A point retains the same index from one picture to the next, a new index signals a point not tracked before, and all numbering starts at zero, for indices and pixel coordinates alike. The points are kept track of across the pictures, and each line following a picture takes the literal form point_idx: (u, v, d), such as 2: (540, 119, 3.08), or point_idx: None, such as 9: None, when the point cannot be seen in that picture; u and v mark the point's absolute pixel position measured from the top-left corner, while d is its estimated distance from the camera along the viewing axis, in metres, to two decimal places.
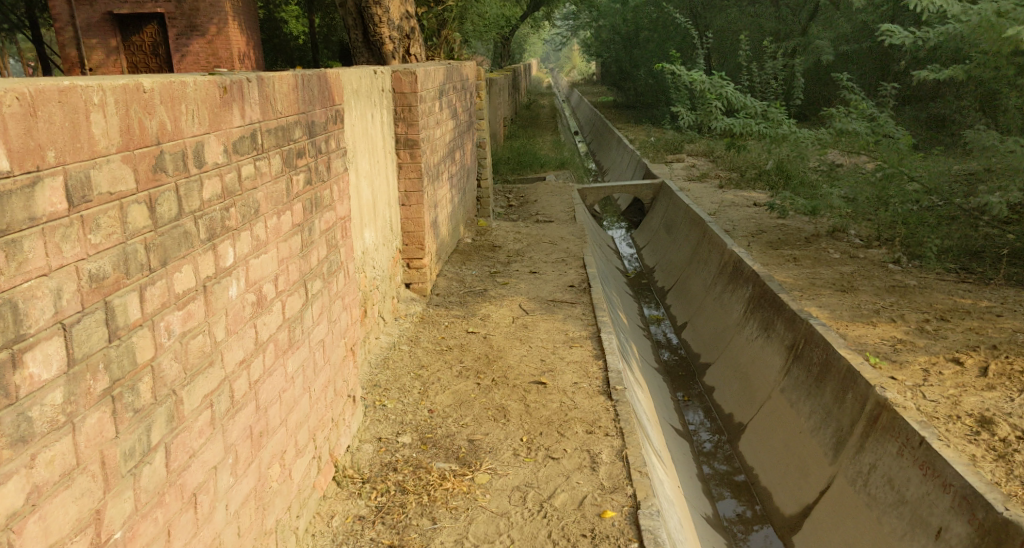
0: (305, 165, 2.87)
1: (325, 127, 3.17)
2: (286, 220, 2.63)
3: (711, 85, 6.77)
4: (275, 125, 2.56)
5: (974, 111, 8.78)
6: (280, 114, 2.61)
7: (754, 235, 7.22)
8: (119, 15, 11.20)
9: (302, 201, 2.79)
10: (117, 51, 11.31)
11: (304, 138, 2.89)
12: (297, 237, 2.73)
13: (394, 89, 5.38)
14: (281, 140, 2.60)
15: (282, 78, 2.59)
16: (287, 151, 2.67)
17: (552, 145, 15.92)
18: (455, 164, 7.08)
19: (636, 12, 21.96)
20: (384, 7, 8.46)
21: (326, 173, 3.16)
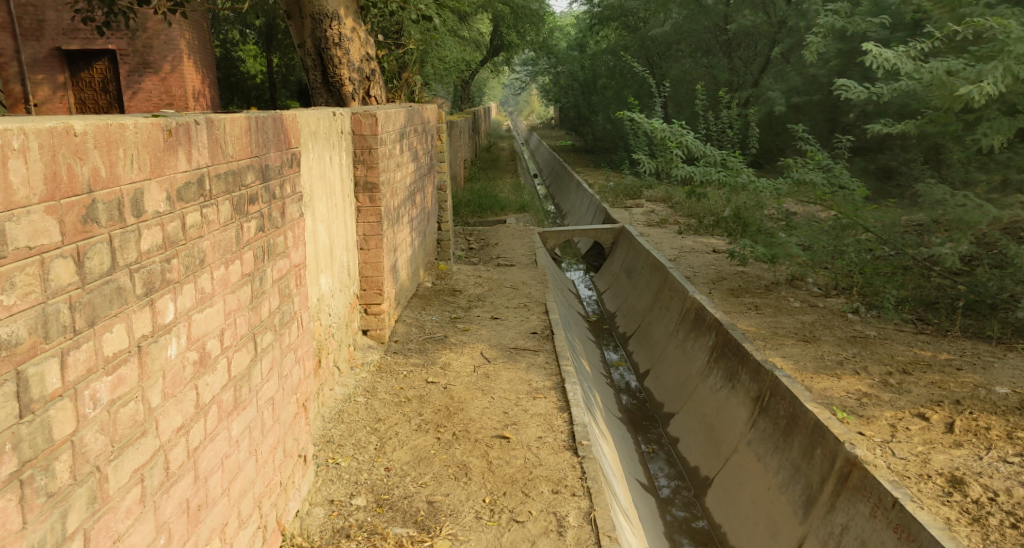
0: (257, 212, 2.71)
1: (281, 172, 3.03)
2: (236, 271, 2.46)
3: (671, 133, 6.79)
4: (226, 171, 2.41)
5: (922, 164, 9.03)
6: (231, 158, 2.47)
7: (715, 282, 7.20)
8: (68, 51, 10.92)
9: (252, 249, 2.62)
10: (65, 87, 11.06)
11: (257, 183, 2.74)
12: (246, 288, 2.56)
13: (353, 130, 5.26)
14: (231, 185, 2.45)
15: (233, 120, 2.45)
16: (237, 197, 2.51)
17: (512, 188, 15.94)
18: (416, 207, 6.96)
19: (594, 60, 22.38)
20: (344, 48, 8.41)
21: (281, 219, 3.01)
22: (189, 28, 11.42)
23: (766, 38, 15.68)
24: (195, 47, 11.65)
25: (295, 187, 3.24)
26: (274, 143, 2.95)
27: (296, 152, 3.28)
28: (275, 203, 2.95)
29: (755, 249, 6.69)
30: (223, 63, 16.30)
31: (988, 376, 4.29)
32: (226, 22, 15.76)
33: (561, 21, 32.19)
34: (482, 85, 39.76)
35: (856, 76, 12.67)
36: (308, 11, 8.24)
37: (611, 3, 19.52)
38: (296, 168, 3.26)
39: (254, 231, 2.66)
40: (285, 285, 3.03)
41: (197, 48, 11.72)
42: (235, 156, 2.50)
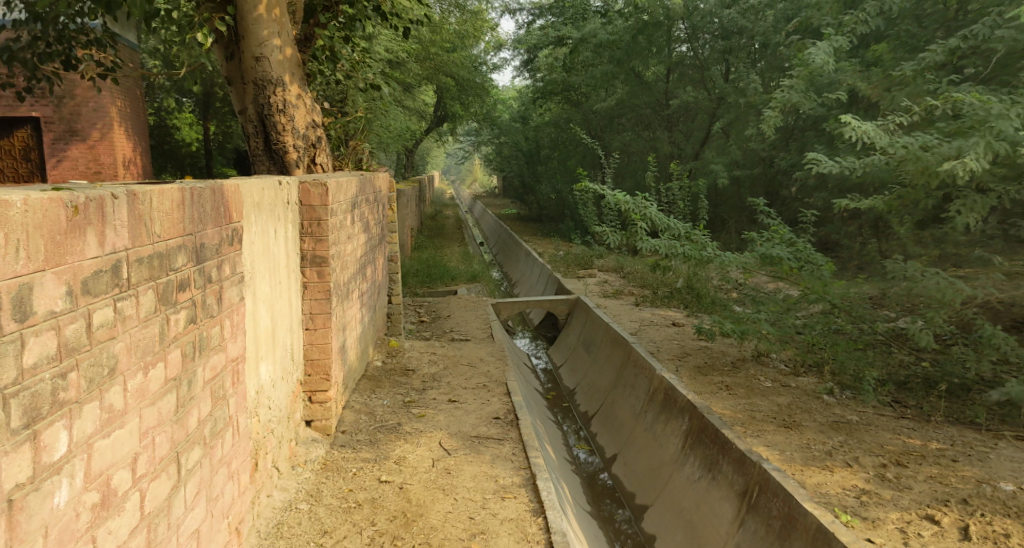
0: (188, 300, 2.51)
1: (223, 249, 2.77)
2: (158, 376, 2.36)
3: (635, 205, 6.56)
4: (152, 252, 2.30)
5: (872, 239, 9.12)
6: (158, 238, 2.34)
7: (680, 358, 6.91)
8: None
9: (180, 347, 2.47)
10: None
11: (190, 265, 2.53)
12: (169, 398, 2.43)
13: (301, 200, 4.85)
14: (155, 270, 2.32)
15: (163, 193, 2.33)
16: (164, 284, 2.37)
17: (460, 257, 15.58)
18: (366, 280, 6.50)
19: (537, 131, 22.64)
20: (289, 115, 8.09)
21: (217, 306, 2.74)
22: (120, 95, 11.61)
23: (705, 113, 15.98)
24: (127, 114, 11.83)
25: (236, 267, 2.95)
26: (217, 215, 2.73)
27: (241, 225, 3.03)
28: (214, 286, 2.71)
29: (723, 325, 6.41)
30: (157, 130, 15.76)
31: (988, 470, 4.24)
32: (163, 90, 15.35)
33: (503, 94, 32.74)
34: (425, 154, 39.84)
35: (796, 151, 12.96)
36: (250, 77, 7.93)
37: (555, 77, 19.77)
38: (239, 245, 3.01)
39: (183, 322, 2.50)
40: (218, 384, 2.78)
41: (128, 114, 11.88)
42: (165, 235, 2.37)
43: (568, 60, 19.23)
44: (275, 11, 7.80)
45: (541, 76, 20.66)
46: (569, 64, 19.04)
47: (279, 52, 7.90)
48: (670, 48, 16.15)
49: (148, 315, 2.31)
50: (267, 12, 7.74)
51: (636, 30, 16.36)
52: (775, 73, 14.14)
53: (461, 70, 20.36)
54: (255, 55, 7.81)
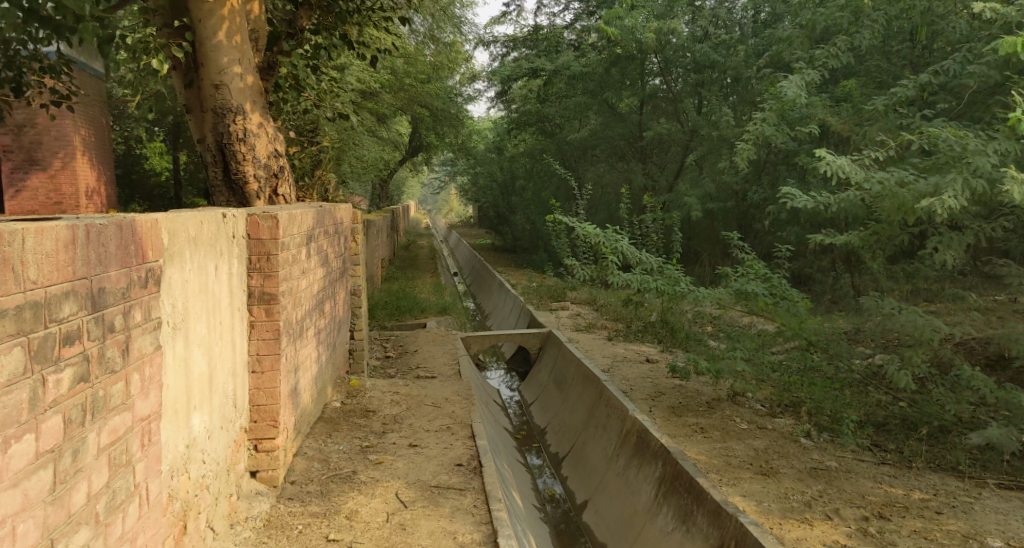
0: (76, 356, 2.41)
1: (123, 293, 2.65)
2: (26, 451, 2.22)
3: (606, 239, 6.33)
4: (23, 301, 2.19)
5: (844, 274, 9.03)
6: (31, 284, 2.21)
7: (653, 397, 6.64)
8: None
9: (60, 413, 2.34)
10: None
11: (78, 313, 2.41)
12: (44, 472, 2.30)
13: (248, 234, 4.55)
14: (25, 325, 2.20)
15: (38, 232, 2.22)
16: (39, 340, 2.25)
17: (432, 289, 15.26)
18: (324, 316, 6.19)
19: (511, 162, 22.54)
20: (249, 144, 7.79)
21: (121, 359, 2.64)
22: (83, 124, 11.64)
23: (679, 145, 15.93)
24: (90, 143, 11.87)
25: (147, 313, 2.83)
26: (118, 256, 2.61)
27: (155, 267, 2.91)
28: (116, 336, 2.62)
29: (697, 364, 6.16)
30: (124, 159, 15.41)
31: (973, 523, 4.02)
32: (131, 119, 15.03)
33: (479, 126, 32.69)
34: (400, 184, 39.59)
35: (768, 185, 12.94)
36: (209, 104, 7.64)
37: (529, 108, 19.71)
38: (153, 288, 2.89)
39: (69, 379, 2.38)
40: (120, 449, 2.69)
41: (92, 145, 11.95)
42: (41, 282, 2.25)
43: (543, 91, 19.19)
44: (235, 37, 7.55)
45: (516, 107, 20.58)
46: (544, 96, 19.00)
47: (240, 80, 7.64)
48: (644, 81, 16.14)
49: (13, 375, 2.17)
50: (227, 39, 7.49)
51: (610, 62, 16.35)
52: (747, 107, 14.16)
53: (436, 100, 20.25)
54: (215, 82, 7.54)
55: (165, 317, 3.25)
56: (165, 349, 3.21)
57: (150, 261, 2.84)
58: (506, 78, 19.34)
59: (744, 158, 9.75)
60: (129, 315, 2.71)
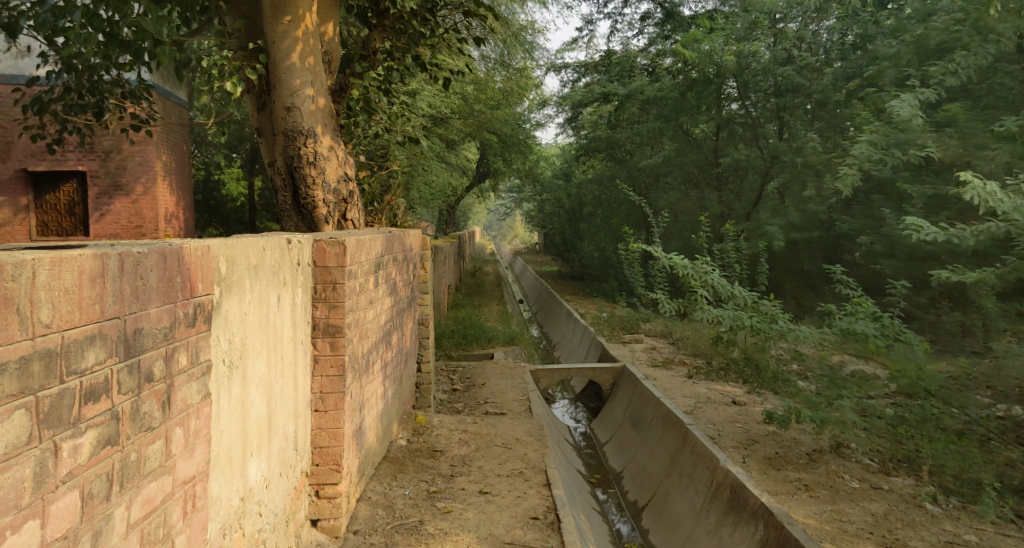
0: (101, 415, 2.15)
1: (162, 334, 2.38)
2: (29, 542, 1.93)
3: (694, 270, 5.79)
4: (31, 350, 1.93)
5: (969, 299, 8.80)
6: (46, 330, 1.97)
7: (745, 445, 6.05)
8: (35, 173, 11.07)
9: (78, 487, 2.07)
10: (27, 210, 11.10)
11: (107, 363, 2.16)
12: None
13: (314, 261, 4.23)
14: (36, 381, 1.95)
15: (55, 265, 1.99)
16: (53, 399, 2.00)
17: (499, 317, 14.90)
18: (391, 349, 5.85)
19: (580, 188, 22.15)
20: (319, 168, 7.58)
21: (160, 414, 2.39)
22: (165, 150, 11.76)
23: (757, 171, 15.22)
24: (171, 169, 12.00)
25: (191, 358, 2.56)
26: (156, 290, 2.34)
27: (203, 301, 2.64)
28: (152, 385, 2.35)
29: (799, 412, 5.55)
30: (201, 184, 15.65)
31: None
32: (210, 145, 15.30)
33: (547, 152, 32.49)
34: (467, 210, 39.68)
35: (859, 214, 12.23)
36: (280, 127, 7.46)
37: (600, 134, 19.24)
38: (201, 326, 2.62)
39: (90, 444, 2.11)
40: (159, 520, 2.41)
41: (173, 170, 12.09)
42: (57, 325, 2.00)
43: (614, 117, 18.71)
44: (308, 59, 7.36)
45: (585, 134, 20.15)
46: (615, 121, 18.55)
47: (311, 102, 7.45)
48: (720, 106, 15.54)
49: (16, 445, 1.91)
50: (301, 61, 7.31)
51: (687, 87, 15.80)
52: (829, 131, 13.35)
53: (505, 126, 20.04)
54: (287, 105, 7.37)
55: (220, 355, 2.94)
56: (218, 391, 2.91)
57: (195, 296, 2.57)
58: (577, 103, 18.94)
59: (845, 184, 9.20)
60: (171, 358, 2.44)
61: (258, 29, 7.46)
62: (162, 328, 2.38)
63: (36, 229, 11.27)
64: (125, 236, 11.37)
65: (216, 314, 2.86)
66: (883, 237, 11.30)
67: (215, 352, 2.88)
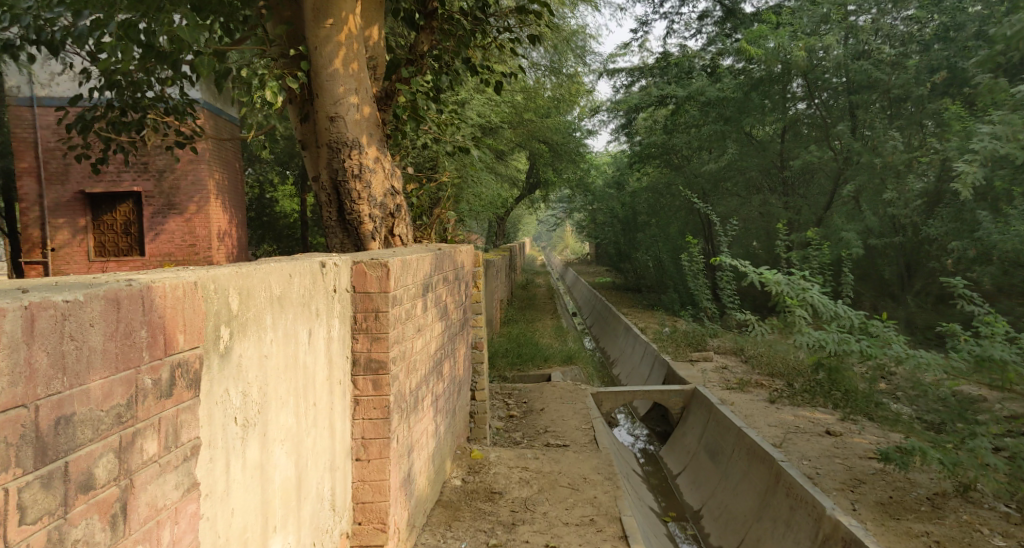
0: None
1: (108, 418, 1.89)
2: None
3: (791, 288, 5.07)
4: None
5: None
6: None
7: (851, 488, 5.29)
8: (92, 195, 10.84)
9: None
10: (85, 231, 10.86)
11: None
12: None
13: (353, 286, 3.63)
14: None
15: None
16: None
17: (554, 332, 14.23)
18: (444, 379, 5.21)
19: (634, 197, 21.38)
20: (365, 180, 7.02)
21: (106, 535, 1.88)
22: (217, 167, 11.40)
23: (827, 174, 14.18)
24: (223, 187, 11.65)
25: (164, 441, 2.07)
26: (104, 355, 1.88)
27: (186, 357, 2.15)
28: (93, 495, 1.85)
29: (923, 453, 4.76)
30: (253, 200, 15.36)
31: None
32: (262, 162, 15.02)
33: (598, 160, 31.78)
34: (517, 222, 39.16)
35: (948, 217, 11.27)
36: (323, 139, 6.94)
37: (655, 140, 18.12)
38: (181, 394, 2.13)
39: None
40: None
41: (225, 188, 11.75)
42: None
43: (670, 121, 17.68)
44: (352, 65, 6.81)
45: (639, 141, 19.20)
46: (672, 126, 17.61)
47: (356, 110, 6.90)
48: (786, 108, 14.60)
49: None
50: (345, 67, 6.76)
51: (751, 86, 14.87)
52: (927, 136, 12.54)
53: (556, 135, 19.34)
54: (330, 114, 6.84)
55: (231, 414, 2.37)
56: (226, 459, 2.34)
57: (171, 352, 2.09)
58: (632, 107, 18.08)
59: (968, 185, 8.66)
60: (128, 447, 1.95)
61: (300, 35, 6.95)
62: (110, 410, 1.89)
63: (94, 250, 10.95)
64: (179, 256, 11.03)
65: (213, 366, 2.27)
66: (978, 242, 10.32)
67: (223, 412, 2.33)
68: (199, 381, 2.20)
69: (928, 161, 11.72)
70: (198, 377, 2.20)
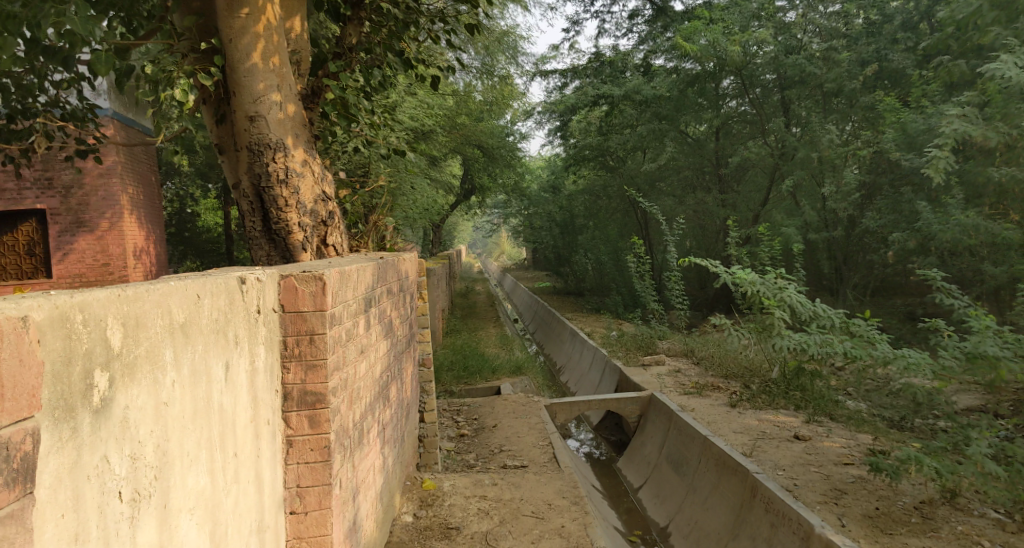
0: None
1: None
2: None
3: (767, 287, 5.26)
4: None
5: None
6: None
7: (835, 500, 5.06)
8: None
9: None
10: None
11: None
12: None
13: (281, 305, 3.02)
14: None
15: None
16: None
17: (498, 341, 13.73)
18: (391, 405, 4.64)
19: (571, 201, 21.12)
20: (293, 187, 6.38)
21: None
22: (131, 181, 10.52)
23: (763, 170, 14.13)
24: (139, 202, 10.75)
25: None
26: None
27: (10, 437, 1.79)
28: None
29: (919, 461, 4.60)
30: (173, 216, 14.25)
31: None
32: (180, 174, 14.03)
33: (532, 165, 31.47)
34: (453, 229, 38.49)
35: (885, 209, 11.25)
36: (244, 141, 6.25)
37: (590, 142, 17.36)
38: None
39: None
40: None
41: (141, 203, 10.86)
42: None
43: (604, 122, 17.16)
44: (273, 59, 6.15)
45: (573, 143, 18.59)
46: (607, 127, 16.89)
47: (279, 109, 6.24)
48: (719, 105, 14.48)
49: None
50: (264, 61, 6.09)
51: (686, 83, 14.46)
52: (866, 129, 12.44)
53: (490, 139, 18.76)
54: (250, 114, 6.16)
55: (113, 487, 2.00)
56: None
57: None
58: (566, 108, 17.33)
59: (940, 171, 8.69)
60: None
61: (211, 27, 6.26)
62: None
63: None
64: (90, 277, 10.06)
65: (68, 432, 1.90)
66: (917, 233, 10.25)
67: (99, 488, 1.96)
68: (30, 470, 1.82)
69: (863, 154, 11.74)
70: (29, 465, 1.82)
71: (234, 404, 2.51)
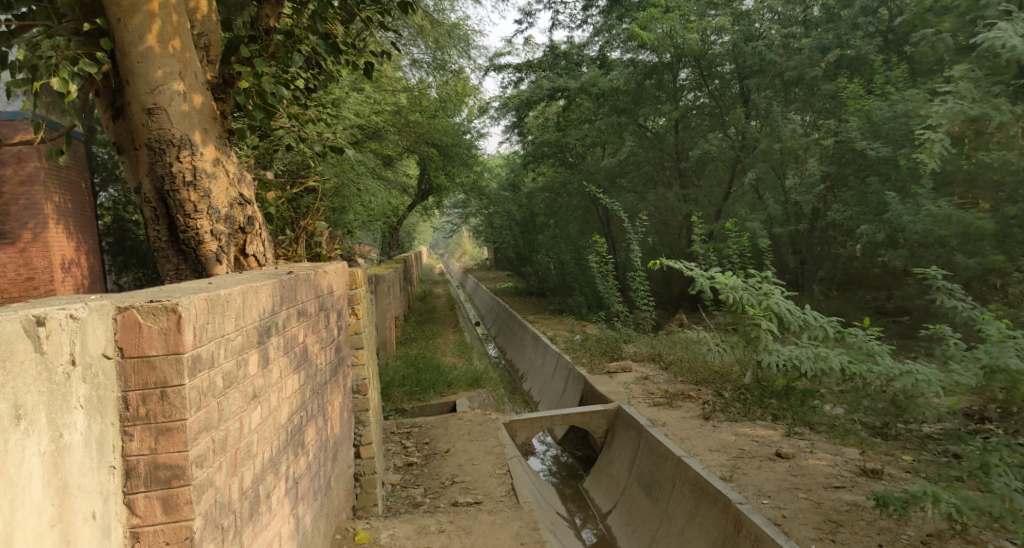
0: None
1: None
2: None
3: (750, 294, 5.09)
4: None
5: None
6: None
7: (830, 537, 4.47)
8: None
9: None
10: None
11: None
12: None
13: (121, 349, 2.66)
14: None
15: None
16: None
17: (456, 349, 12.90)
18: (308, 452, 3.84)
19: (530, 199, 20.36)
20: (204, 190, 5.42)
21: None
22: (58, 189, 9.19)
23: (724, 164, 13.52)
24: (69, 211, 9.38)
25: None
26: None
27: None
28: None
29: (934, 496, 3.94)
30: (111, 223, 10.78)
31: None
32: None
33: (490, 164, 30.60)
34: (411, 230, 37.35)
35: (852, 201, 10.75)
36: (141, 139, 5.28)
37: (547, 138, 16.48)
38: None
39: None
40: None
41: (71, 212, 9.47)
42: None
43: (562, 117, 16.33)
44: (173, 42, 5.22)
45: (531, 140, 17.73)
46: (564, 123, 16.14)
47: (182, 101, 5.30)
48: (677, 98, 13.73)
49: None
50: (161, 44, 5.16)
51: (643, 75, 13.76)
52: (827, 119, 11.87)
53: (444, 137, 17.78)
54: (147, 106, 5.21)
55: None
56: None
57: None
58: (522, 103, 16.52)
59: (935, 155, 7.90)
60: None
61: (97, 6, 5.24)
62: None
63: None
64: (13, 294, 8.63)
65: None
66: (885, 225, 9.71)
67: None
68: None
69: (829, 144, 11.19)
70: None
71: (6, 513, 2.26)
